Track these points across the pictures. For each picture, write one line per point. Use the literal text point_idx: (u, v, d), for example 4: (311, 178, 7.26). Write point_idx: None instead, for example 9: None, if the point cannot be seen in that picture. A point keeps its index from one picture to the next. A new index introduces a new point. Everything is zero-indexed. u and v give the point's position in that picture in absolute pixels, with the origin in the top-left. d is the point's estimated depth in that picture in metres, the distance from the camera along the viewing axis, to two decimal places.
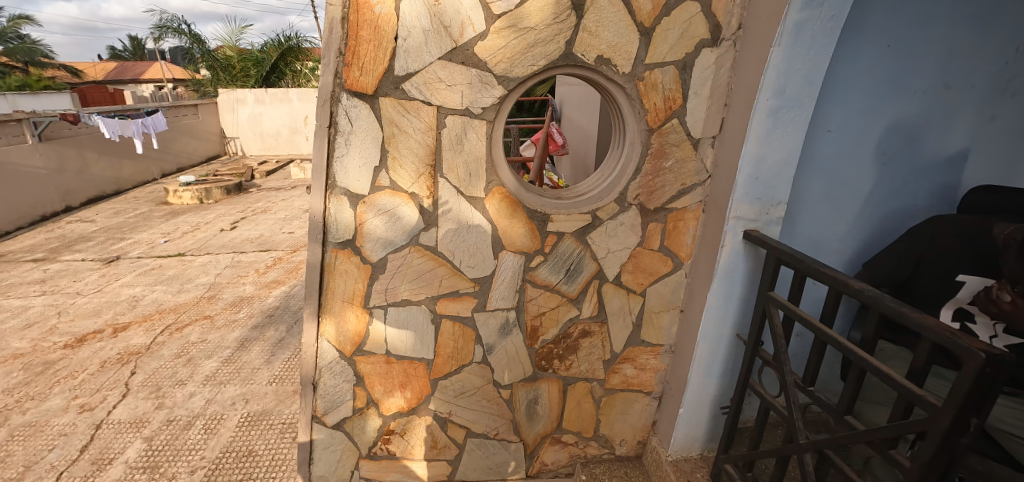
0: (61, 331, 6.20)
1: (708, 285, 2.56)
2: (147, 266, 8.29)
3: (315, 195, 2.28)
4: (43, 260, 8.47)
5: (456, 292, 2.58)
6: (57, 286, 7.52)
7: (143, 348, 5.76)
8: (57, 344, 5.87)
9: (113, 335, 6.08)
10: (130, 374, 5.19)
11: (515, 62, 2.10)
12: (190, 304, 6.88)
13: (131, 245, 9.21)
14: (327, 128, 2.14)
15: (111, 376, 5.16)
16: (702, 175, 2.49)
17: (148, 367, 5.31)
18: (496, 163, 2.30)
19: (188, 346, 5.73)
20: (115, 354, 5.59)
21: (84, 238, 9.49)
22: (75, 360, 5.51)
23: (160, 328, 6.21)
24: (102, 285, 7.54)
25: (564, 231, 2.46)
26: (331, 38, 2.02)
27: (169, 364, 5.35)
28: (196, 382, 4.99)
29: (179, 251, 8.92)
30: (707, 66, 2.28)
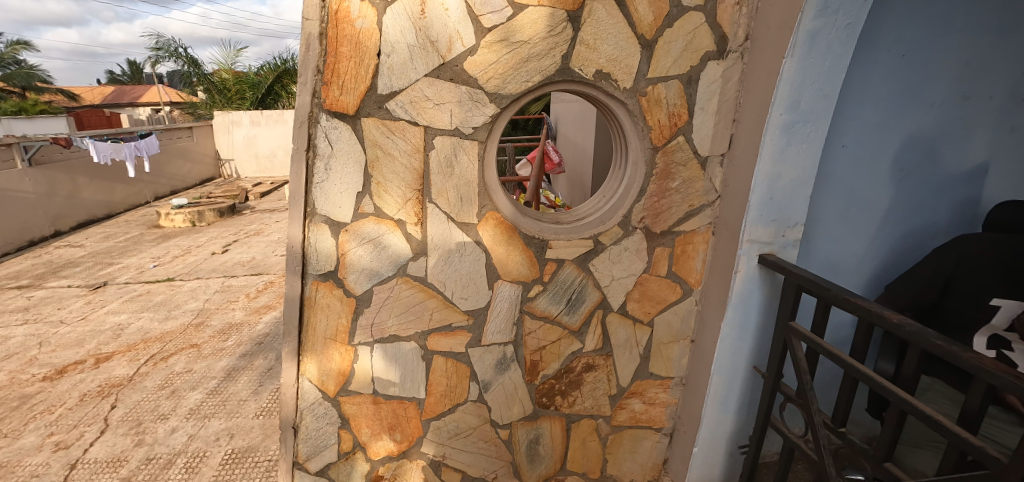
0: (41, 362, 5.90)
1: (722, 314, 2.37)
2: (135, 292, 8.02)
3: (293, 224, 2.09)
4: (28, 287, 8.19)
5: (448, 326, 2.37)
6: (40, 315, 7.23)
7: (125, 379, 5.46)
8: (35, 377, 5.57)
9: (95, 365, 5.79)
10: (110, 408, 4.90)
11: (508, 78, 1.94)
12: (177, 331, 6.61)
13: (119, 270, 8.94)
14: (305, 152, 1.96)
15: (91, 410, 4.86)
16: (711, 195, 2.32)
17: (129, 400, 5.02)
18: (489, 187, 2.13)
19: (173, 376, 5.45)
20: (96, 387, 5.30)
21: (72, 263, 9.23)
22: (52, 394, 5.21)
23: (144, 357, 5.93)
24: (87, 313, 7.26)
25: (564, 258, 2.28)
26: (308, 56, 1.86)
27: (151, 396, 5.06)
28: (179, 416, 4.70)
29: (168, 276, 8.66)
30: (713, 80, 2.13)
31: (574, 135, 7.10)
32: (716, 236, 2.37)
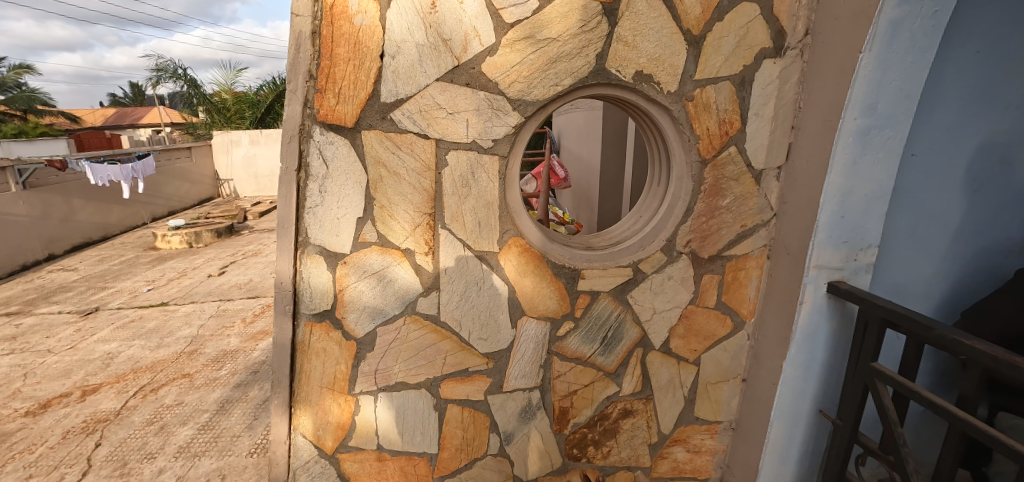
0: (24, 396, 5.49)
1: (783, 351, 2.03)
2: (126, 318, 7.62)
3: (283, 256, 1.78)
4: (17, 314, 7.81)
5: (464, 371, 2.04)
6: (27, 344, 6.84)
7: (111, 414, 5.03)
8: (16, 413, 5.15)
9: (81, 399, 5.36)
10: (94, 446, 4.45)
11: (534, 82, 1.64)
12: (170, 359, 6.20)
13: (112, 295, 8.58)
14: (295, 172, 1.66)
15: (74, 449, 4.42)
16: (766, 213, 2.01)
17: (115, 437, 4.57)
18: (513, 209, 1.82)
19: (163, 410, 5.00)
20: (80, 422, 4.87)
21: (64, 288, 8.87)
22: (33, 431, 4.78)
23: (133, 389, 5.49)
24: (76, 342, 6.85)
25: (599, 290, 1.96)
26: (297, 59, 1.56)
27: (138, 433, 4.61)
28: (167, 455, 4.26)
29: (162, 300, 8.27)
30: (768, 82, 1.84)
31: (578, 148, 6.81)
32: (772, 260, 2.06)
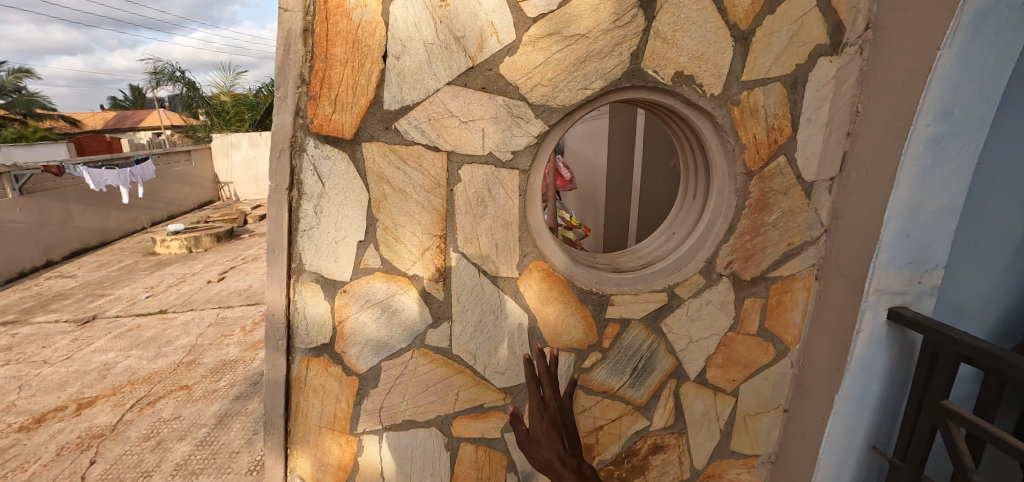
0: (17, 410, 5.07)
1: (834, 383, 1.82)
2: (124, 327, 7.11)
3: (273, 286, 1.58)
4: (12, 323, 7.46)
5: (479, 407, 1.84)
6: (22, 354, 6.43)
7: (107, 429, 4.58)
8: (9, 428, 4.73)
9: (76, 412, 4.90)
10: (88, 464, 4.04)
11: (561, 85, 1.42)
12: (168, 371, 5.66)
13: (109, 302, 8.17)
14: (287, 191, 1.45)
15: (67, 466, 4.02)
16: (815, 230, 1.79)
17: (110, 454, 4.15)
18: (534, 229, 1.61)
19: (159, 424, 4.56)
20: (75, 438, 4.43)
21: (61, 296, 8.55)
22: (26, 448, 4.35)
23: (129, 403, 5.01)
24: (73, 351, 6.39)
25: (629, 317, 1.74)
26: (287, 62, 1.35)
27: (134, 450, 4.17)
28: (163, 473, 3.83)
29: (161, 307, 7.84)
30: (823, 83, 1.62)
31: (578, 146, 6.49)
32: (823, 282, 1.84)
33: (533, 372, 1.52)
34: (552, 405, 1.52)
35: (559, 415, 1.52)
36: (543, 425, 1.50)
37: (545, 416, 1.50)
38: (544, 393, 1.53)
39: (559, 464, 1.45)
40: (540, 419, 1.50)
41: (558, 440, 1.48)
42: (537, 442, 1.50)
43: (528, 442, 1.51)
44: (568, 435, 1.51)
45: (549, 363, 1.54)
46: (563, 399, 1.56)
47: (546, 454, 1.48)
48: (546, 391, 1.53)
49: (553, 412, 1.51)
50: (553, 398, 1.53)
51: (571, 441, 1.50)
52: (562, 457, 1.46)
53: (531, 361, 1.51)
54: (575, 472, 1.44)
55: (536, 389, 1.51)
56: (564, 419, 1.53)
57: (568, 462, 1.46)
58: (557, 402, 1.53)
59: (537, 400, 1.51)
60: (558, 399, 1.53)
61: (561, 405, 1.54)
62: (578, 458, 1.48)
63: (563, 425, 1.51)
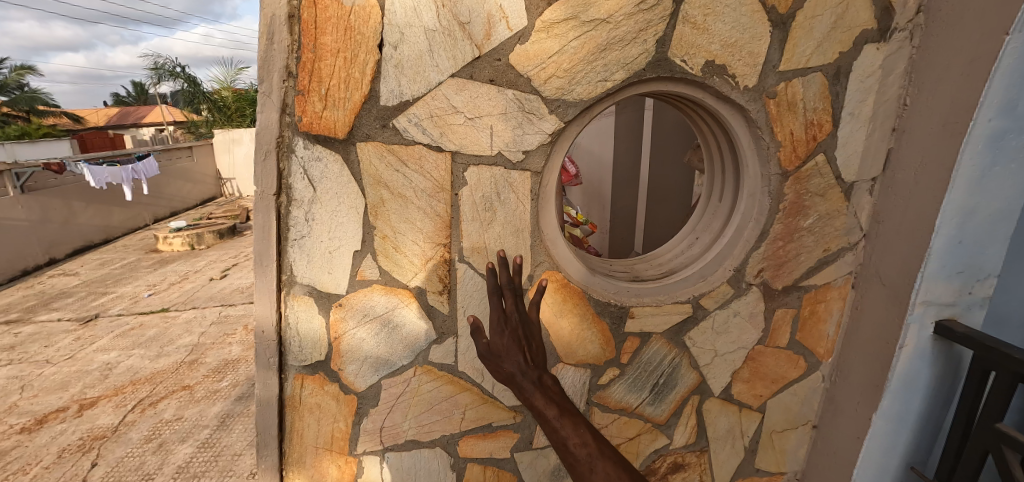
0: (19, 411, 4.84)
1: (871, 401, 1.67)
2: (126, 326, 6.86)
3: (262, 299, 1.44)
4: (15, 322, 7.27)
5: (487, 426, 1.71)
6: (25, 354, 6.22)
7: (109, 430, 4.37)
8: (11, 429, 4.53)
9: (77, 413, 4.68)
10: (90, 466, 3.86)
11: (578, 76, 1.27)
12: (170, 370, 5.45)
13: (113, 301, 7.96)
14: (275, 196, 1.32)
15: (69, 468, 3.85)
16: (854, 235, 1.65)
17: (112, 456, 3.96)
18: (547, 236, 1.47)
19: (161, 425, 4.35)
20: (77, 440, 4.23)
21: (64, 294, 8.38)
22: (28, 450, 4.17)
23: (131, 403, 4.80)
24: (75, 351, 6.17)
25: (650, 331, 1.60)
26: (271, 52, 1.21)
27: (136, 451, 3.99)
28: (164, 476, 3.65)
29: (163, 306, 7.62)
30: (868, 73, 1.45)
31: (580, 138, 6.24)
32: (861, 292, 1.69)
33: (494, 280, 1.33)
34: (515, 314, 1.27)
35: (521, 326, 1.25)
36: (503, 336, 1.24)
37: (505, 328, 1.24)
38: (506, 303, 1.29)
39: (521, 379, 1.20)
40: (502, 329, 1.24)
41: (520, 352, 1.22)
42: (499, 356, 1.23)
43: (487, 357, 1.25)
44: (534, 350, 1.25)
45: (512, 270, 1.35)
46: (528, 311, 1.30)
47: (507, 367, 1.22)
48: (508, 299, 1.30)
49: (516, 323, 1.25)
50: (517, 307, 1.28)
51: (535, 354, 1.25)
52: (524, 371, 1.21)
53: (492, 266, 1.32)
54: (538, 386, 1.20)
55: (497, 298, 1.29)
56: (529, 330, 1.27)
57: (532, 373, 1.21)
58: (522, 312, 1.28)
59: (497, 308, 1.27)
60: (523, 309, 1.29)
61: (525, 316, 1.28)
62: (544, 373, 1.23)
63: (527, 340, 1.25)
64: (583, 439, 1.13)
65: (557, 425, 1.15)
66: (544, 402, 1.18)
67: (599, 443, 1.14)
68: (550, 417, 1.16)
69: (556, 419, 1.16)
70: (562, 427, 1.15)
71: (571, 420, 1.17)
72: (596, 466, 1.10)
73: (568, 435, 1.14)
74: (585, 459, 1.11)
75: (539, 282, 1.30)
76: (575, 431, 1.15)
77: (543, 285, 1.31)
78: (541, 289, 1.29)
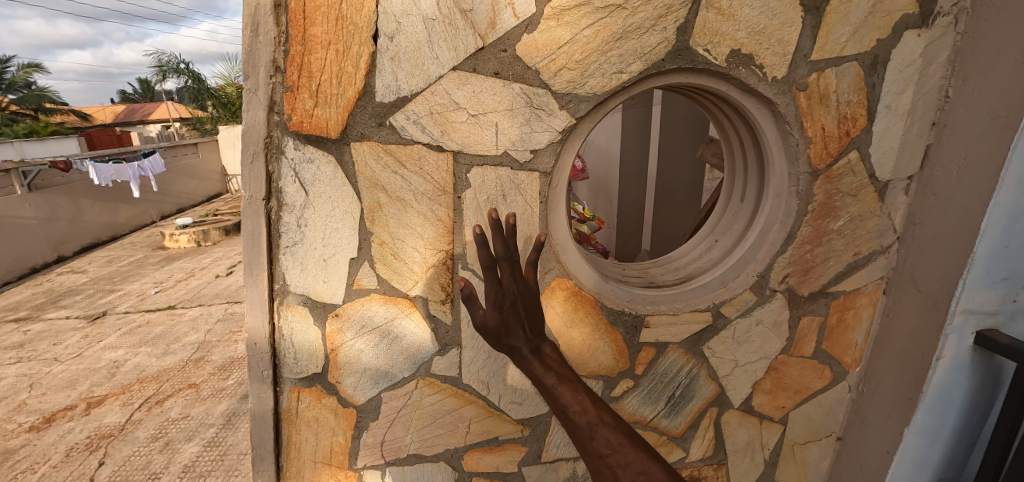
0: (29, 409, 4.74)
1: (902, 415, 1.55)
2: (133, 323, 6.65)
3: (253, 310, 1.36)
4: (25, 319, 7.14)
5: (493, 440, 1.62)
6: (34, 353, 6.04)
7: (116, 428, 4.24)
8: (19, 428, 4.40)
9: (85, 412, 4.54)
10: (98, 465, 3.76)
11: (591, 68, 1.16)
12: (176, 368, 5.22)
13: (120, 298, 7.74)
14: (264, 201, 1.23)
15: (76, 468, 3.73)
16: (887, 238, 1.54)
17: (119, 455, 3.85)
18: (557, 242, 1.37)
19: (167, 424, 4.19)
20: (85, 438, 4.11)
21: (71, 292, 8.22)
22: (36, 450, 4.05)
23: (138, 401, 4.63)
24: (82, 348, 5.95)
25: (667, 341, 1.51)
26: (255, 45, 1.11)
27: (143, 451, 3.86)
28: (171, 475, 3.55)
29: (169, 303, 7.30)
30: (908, 62, 1.33)
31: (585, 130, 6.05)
32: (894, 299, 1.58)
33: (488, 250, 1.08)
34: (513, 288, 1.10)
35: (522, 296, 1.11)
36: (502, 309, 1.09)
37: (502, 301, 1.09)
38: (502, 273, 1.10)
39: (519, 349, 1.12)
40: (500, 300, 1.09)
41: (521, 323, 1.11)
42: (499, 329, 1.11)
43: (486, 332, 1.13)
44: (534, 318, 1.13)
45: (508, 235, 1.11)
46: (527, 276, 1.16)
47: (508, 340, 1.12)
48: (504, 270, 1.11)
49: (515, 293, 1.10)
50: (517, 279, 1.11)
51: (536, 322, 1.14)
52: (525, 342, 1.11)
53: (482, 230, 1.05)
54: (538, 356, 1.12)
55: (492, 270, 1.07)
56: (530, 299, 1.13)
57: (532, 344, 1.12)
58: (521, 283, 1.12)
59: (492, 280, 1.08)
60: (523, 279, 1.13)
61: (525, 284, 1.13)
62: (543, 341, 1.15)
63: (528, 310, 1.12)
64: (584, 406, 1.05)
65: (556, 394, 1.07)
66: (543, 370, 1.11)
67: (601, 409, 1.05)
68: (549, 385, 1.09)
69: (555, 387, 1.08)
70: (562, 395, 1.07)
71: (571, 388, 1.08)
72: (598, 433, 1.01)
73: (568, 402, 1.06)
74: (585, 427, 1.02)
75: (538, 240, 1.13)
76: (575, 399, 1.06)
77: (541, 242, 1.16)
78: (539, 248, 1.14)
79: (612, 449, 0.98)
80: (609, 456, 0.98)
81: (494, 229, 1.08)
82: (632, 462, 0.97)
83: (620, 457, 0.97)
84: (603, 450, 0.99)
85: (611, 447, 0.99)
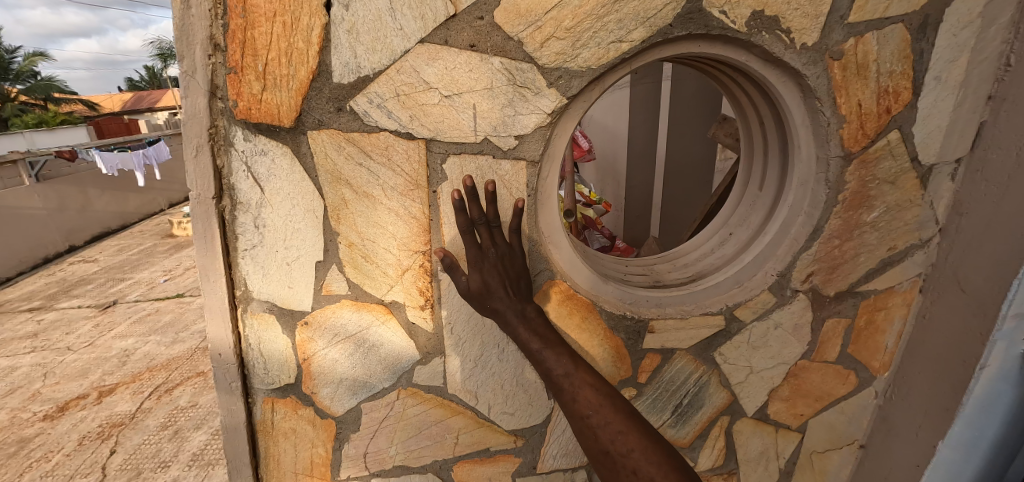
0: (42, 398, 4.14)
1: (935, 425, 1.40)
2: (144, 310, 5.91)
3: (214, 318, 1.23)
4: (39, 309, 6.46)
5: (485, 451, 1.49)
6: (47, 342, 5.34)
7: (127, 417, 3.73)
8: (31, 417, 3.85)
9: (98, 400, 4.00)
10: (110, 452, 3.32)
11: (584, 36, 0.98)
12: (185, 356, 4.58)
13: (131, 286, 6.93)
14: (214, 200, 1.09)
15: (88, 457, 3.29)
16: (927, 230, 1.35)
17: (128, 443, 3.39)
18: (549, 238, 1.21)
19: (177, 413, 3.68)
20: (97, 427, 3.62)
21: (84, 280, 7.54)
22: (50, 438, 3.55)
23: (148, 389, 4.07)
24: (94, 337, 5.27)
25: (673, 347, 1.36)
26: (188, 19, 0.95)
27: (153, 439, 3.40)
28: (181, 464, 3.14)
29: (179, 290, 6.52)
30: (963, 24, 1.12)
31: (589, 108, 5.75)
32: (931, 299, 1.41)
33: (465, 216, 1.04)
34: (494, 252, 1.07)
35: (505, 262, 1.08)
36: (483, 275, 1.07)
37: (482, 265, 1.06)
38: (481, 238, 1.07)
39: (503, 312, 1.09)
40: (481, 264, 1.07)
41: (505, 288, 1.08)
42: (481, 296, 1.08)
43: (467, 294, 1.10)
44: (518, 280, 1.10)
45: (487, 202, 1.05)
46: (511, 241, 1.10)
47: (493, 305, 1.09)
48: (483, 235, 1.07)
49: (496, 258, 1.07)
50: (498, 244, 1.07)
51: (522, 286, 1.11)
52: (510, 306, 1.09)
53: (459, 197, 1.02)
54: (523, 319, 1.10)
55: (470, 235, 1.05)
56: (513, 262, 1.09)
57: (517, 307, 1.10)
58: (502, 246, 1.08)
59: (471, 245, 1.06)
60: (504, 243, 1.08)
61: (507, 248, 1.09)
62: (528, 303, 1.12)
63: (511, 273, 1.09)
64: (568, 369, 1.06)
65: (541, 357, 1.08)
66: (528, 334, 1.10)
67: (584, 369, 1.06)
68: (534, 350, 1.09)
69: (540, 352, 1.08)
70: (547, 359, 1.08)
71: (555, 351, 1.08)
72: (580, 395, 1.02)
73: (552, 365, 1.07)
74: (568, 388, 1.04)
75: (516, 202, 1.05)
76: (559, 362, 1.07)
77: (521, 204, 1.06)
78: (518, 210, 1.06)
79: (594, 410, 0.99)
80: (591, 417, 0.98)
81: (471, 195, 1.04)
82: (612, 422, 0.96)
83: (600, 418, 0.97)
84: (585, 411, 1.00)
85: (592, 408, 0.99)
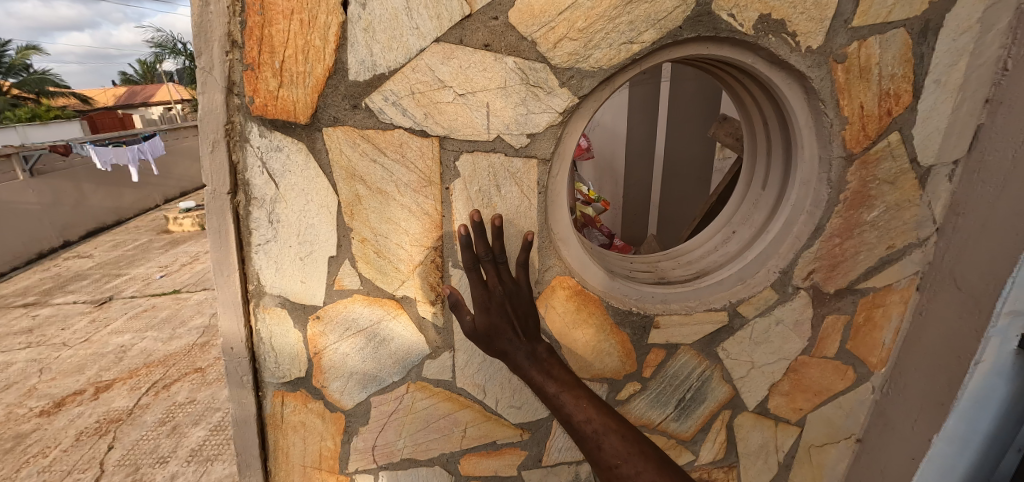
0: (38, 394, 4.12)
1: (931, 419, 1.43)
2: (140, 307, 5.87)
3: (227, 312, 1.25)
4: (33, 304, 6.40)
5: (492, 444, 1.51)
6: (43, 337, 5.31)
7: (125, 413, 3.72)
8: (28, 413, 3.84)
9: (94, 396, 3.98)
10: (109, 447, 3.33)
11: (596, 37, 1.00)
12: (182, 352, 4.57)
13: (126, 282, 6.90)
14: (230, 195, 1.10)
15: (86, 452, 3.29)
16: (924, 230, 1.39)
17: (125, 439, 3.39)
18: (558, 236, 1.24)
19: (176, 408, 3.68)
20: (94, 422, 3.62)
21: (79, 276, 7.46)
22: (47, 433, 3.54)
23: (145, 385, 4.05)
24: (91, 333, 5.24)
25: (677, 342, 1.39)
26: (206, 15, 0.96)
27: (151, 434, 3.41)
28: (179, 459, 3.15)
29: (175, 286, 6.47)
30: (962, 30, 1.16)
31: None
32: (928, 297, 1.45)
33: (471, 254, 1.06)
34: (499, 289, 1.07)
35: (512, 300, 1.08)
36: (490, 312, 1.06)
37: (488, 303, 1.06)
38: (487, 275, 1.07)
39: (515, 353, 1.06)
40: (488, 305, 1.06)
41: (512, 329, 1.07)
42: (488, 335, 1.07)
43: (479, 339, 1.08)
44: None
45: (493, 237, 1.07)
46: (518, 277, 1.11)
47: (500, 346, 1.08)
48: (489, 272, 1.07)
49: (503, 296, 1.07)
50: (505, 280, 1.08)
51: (529, 324, 1.09)
52: (517, 346, 1.07)
53: (466, 234, 1.03)
54: (534, 360, 1.06)
55: (475, 272, 1.05)
56: (520, 300, 1.09)
57: None
58: (508, 284, 1.08)
59: (477, 283, 1.06)
60: (510, 280, 1.09)
61: (513, 285, 1.09)
62: (538, 344, 1.09)
63: (518, 311, 1.08)
64: (590, 414, 0.97)
65: (560, 402, 1.00)
66: (542, 376, 1.05)
67: (608, 414, 0.97)
68: (551, 394, 1.02)
69: (558, 396, 1.01)
70: (566, 404, 1.00)
71: (574, 394, 1.00)
72: (606, 443, 0.93)
73: (573, 411, 0.98)
74: (592, 436, 0.95)
75: (525, 236, 1.08)
76: (578, 407, 0.98)
77: (530, 238, 1.09)
78: (527, 245, 1.08)
79: (622, 459, 0.90)
80: (620, 467, 0.90)
81: (477, 230, 1.05)
82: (644, 471, 0.89)
83: (631, 468, 0.89)
84: (613, 461, 0.91)
85: (620, 457, 0.91)
